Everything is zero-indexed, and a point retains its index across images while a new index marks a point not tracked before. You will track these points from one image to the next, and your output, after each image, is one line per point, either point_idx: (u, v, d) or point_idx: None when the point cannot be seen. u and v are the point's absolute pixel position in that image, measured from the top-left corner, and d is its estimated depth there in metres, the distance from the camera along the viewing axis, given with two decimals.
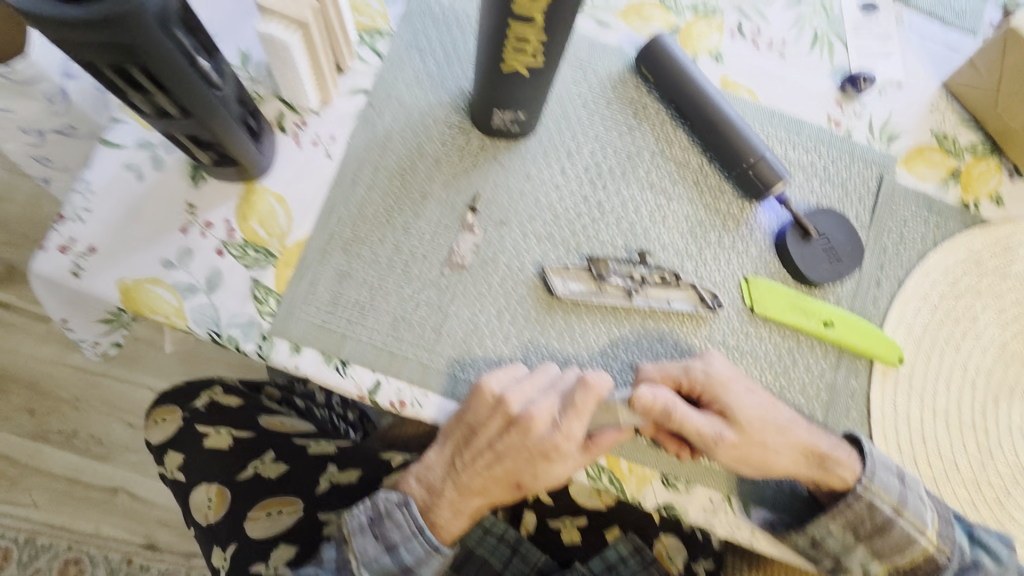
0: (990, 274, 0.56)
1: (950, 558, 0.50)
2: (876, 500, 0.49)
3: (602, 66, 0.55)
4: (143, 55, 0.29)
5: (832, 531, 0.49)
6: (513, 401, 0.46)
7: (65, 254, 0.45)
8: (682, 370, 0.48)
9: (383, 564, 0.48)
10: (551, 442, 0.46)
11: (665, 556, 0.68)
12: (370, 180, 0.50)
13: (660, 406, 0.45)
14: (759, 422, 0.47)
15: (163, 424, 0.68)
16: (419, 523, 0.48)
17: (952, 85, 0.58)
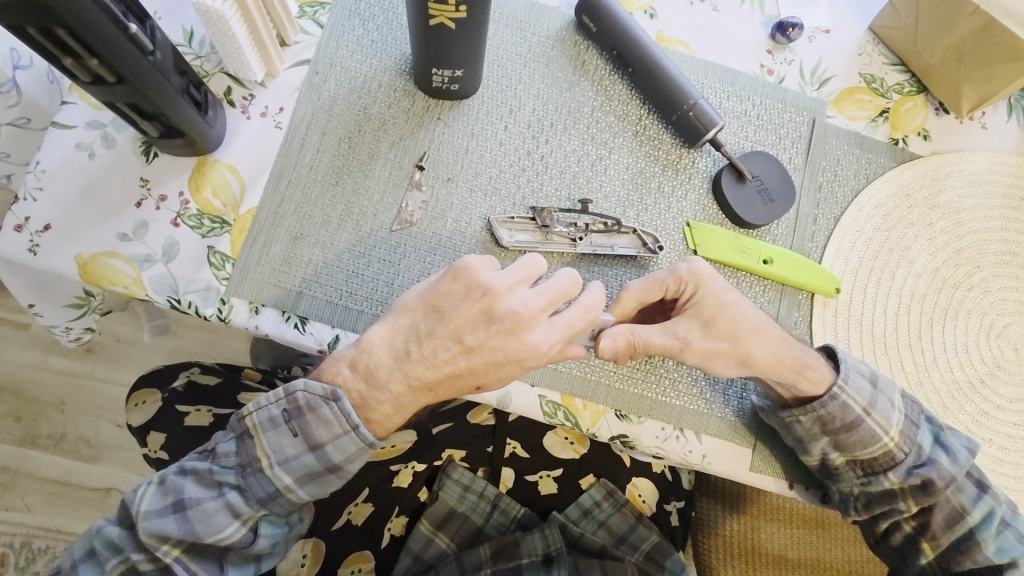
0: (920, 205, 0.59)
1: (907, 454, 0.53)
2: (848, 401, 0.52)
3: (540, 25, 0.57)
4: (59, 11, 0.30)
5: (801, 421, 0.51)
6: (499, 296, 0.44)
7: (21, 233, 0.47)
8: (666, 272, 0.49)
9: (306, 461, 0.48)
10: (535, 345, 0.44)
11: (638, 497, 0.70)
12: (318, 143, 0.52)
13: (623, 343, 0.46)
14: (727, 324, 0.48)
15: (144, 406, 0.70)
16: (351, 420, 0.47)
17: (876, 28, 0.61)
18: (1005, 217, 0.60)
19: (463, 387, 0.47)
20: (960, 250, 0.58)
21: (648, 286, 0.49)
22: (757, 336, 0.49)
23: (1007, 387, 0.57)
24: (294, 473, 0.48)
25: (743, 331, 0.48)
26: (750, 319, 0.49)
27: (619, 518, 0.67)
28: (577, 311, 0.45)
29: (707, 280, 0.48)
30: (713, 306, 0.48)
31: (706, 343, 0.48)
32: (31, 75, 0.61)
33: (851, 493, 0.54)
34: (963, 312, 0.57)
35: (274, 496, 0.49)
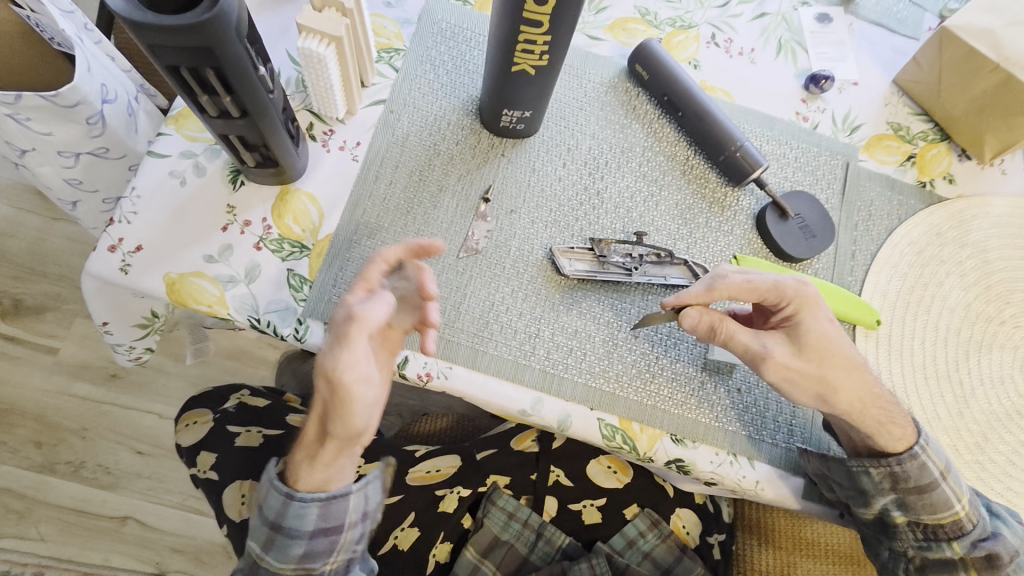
0: (951, 244, 0.62)
1: (975, 525, 0.53)
2: (928, 462, 0.52)
3: (594, 73, 0.62)
4: (221, 56, 0.34)
5: (870, 473, 0.53)
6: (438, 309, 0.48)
7: (115, 253, 0.49)
8: (770, 284, 0.51)
9: (260, 524, 0.52)
10: (329, 313, 0.47)
11: (682, 528, 0.70)
12: (391, 176, 0.55)
13: (705, 324, 0.51)
14: (819, 342, 0.51)
15: (194, 426, 0.69)
16: (269, 474, 0.52)
17: (900, 81, 0.66)
18: None
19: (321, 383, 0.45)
20: (991, 287, 0.61)
21: (751, 285, 0.51)
22: (817, 366, 0.51)
23: None
24: (257, 540, 0.52)
25: (801, 360, 0.51)
26: (812, 344, 0.51)
27: (663, 549, 0.67)
28: (369, 264, 0.48)
29: (805, 295, 0.51)
30: (808, 324, 0.51)
31: (792, 360, 0.50)
32: (115, 109, 0.66)
33: (903, 551, 0.56)
34: (997, 346, 0.60)
35: (257, 565, 0.53)
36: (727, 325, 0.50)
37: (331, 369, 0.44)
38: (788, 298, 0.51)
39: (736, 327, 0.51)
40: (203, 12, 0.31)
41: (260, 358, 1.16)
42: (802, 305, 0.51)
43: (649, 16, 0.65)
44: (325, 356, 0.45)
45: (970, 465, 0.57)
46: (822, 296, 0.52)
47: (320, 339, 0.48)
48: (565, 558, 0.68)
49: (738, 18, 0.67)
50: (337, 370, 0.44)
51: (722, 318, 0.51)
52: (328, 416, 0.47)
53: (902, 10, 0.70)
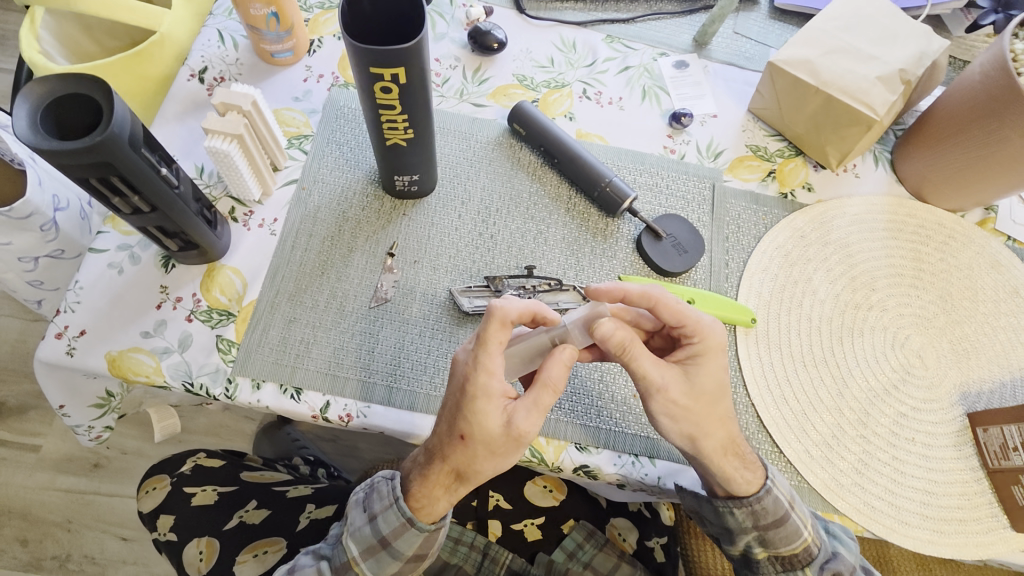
0: (815, 244, 0.70)
1: (819, 549, 0.57)
2: (779, 494, 0.56)
3: (480, 134, 0.71)
4: (120, 167, 0.41)
5: (733, 513, 0.58)
6: (498, 384, 0.50)
7: (61, 339, 0.56)
8: (697, 319, 0.54)
9: (364, 533, 0.56)
10: (489, 383, 0.50)
11: (618, 535, 0.73)
12: (307, 243, 0.63)
13: (618, 336, 0.52)
14: (711, 392, 0.54)
15: (154, 492, 0.72)
16: (395, 494, 0.56)
17: (752, 110, 0.76)
18: (889, 245, 0.71)
19: (452, 437, 0.51)
20: (856, 277, 0.69)
21: (676, 316, 0.55)
22: (704, 405, 0.53)
23: (918, 390, 0.64)
24: (359, 543, 0.56)
25: (689, 400, 0.53)
26: (705, 388, 0.54)
27: (602, 557, 0.68)
28: (491, 325, 0.49)
29: (717, 340, 0.55)
30: (709, 366, 0.54)
31: (681, 399, 0.53)
32: (68, 215, 0.74)
33: None
34: (867, 329, 0.66)
35: (348, 567, 0.57)
36: (635, 350, 0.53)
37: (523, 430, 0.50)
38: (699, 335, 0.55)
39: (639, 352, 0.52)
40: (98, 134, 0.39)
41: (235, 430, 1.21)
42: (709, 346, 0.54)
43: (526, 81, 0.75)
44: (505, 421, 0.50)
45: (855, 439, 0.61)
46: (719, 340, 0.55)
47: (465, 408, 0.50)
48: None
49: (605, 73, 0.77)
50: (491, 401, 0.50)
51: (628, 339, 0.52)
52: (486, 466, 0.51)
53: (749, 49, 0.80)
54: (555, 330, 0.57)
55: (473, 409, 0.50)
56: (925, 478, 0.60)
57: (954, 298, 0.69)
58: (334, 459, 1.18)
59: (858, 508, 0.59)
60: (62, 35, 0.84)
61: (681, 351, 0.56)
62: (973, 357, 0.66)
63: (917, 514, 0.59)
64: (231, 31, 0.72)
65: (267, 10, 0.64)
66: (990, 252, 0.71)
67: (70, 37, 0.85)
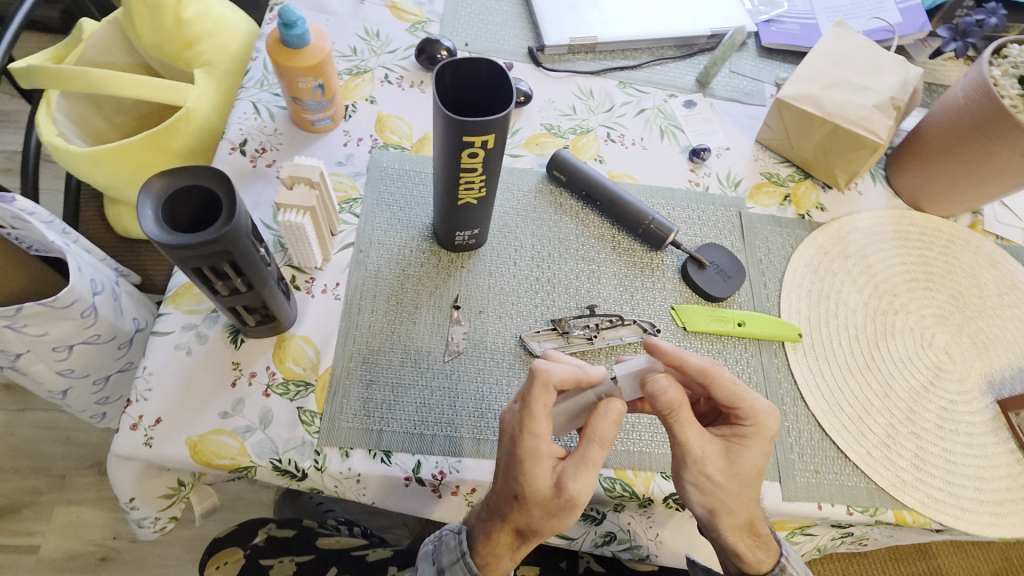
0: (837, 258, 0.76)
1: None
2: (793, 573, 0.61)
3: (521, 183, 0.74)
4: (236, 252, 0.42)
5: None
6: (545, 446, 0.52)
7: (137, 430, 0.54)
8: (755, 410, 0.56)
9: None
10: (537, 447, 0.51)
11: None
12: (372, 305, 0.64)
13: (669, 402, 0.53)
14: (748, 473, 0.56)
15: (226, 566, 0.76)
16: (460, 550, 0.58)
17: (760, 140, 0.82)
18: (900, 253, 0.77)
19: (507, 498, 0.53)
20: (878, 285, 0.75)
21: (732, 395, 0.56)
22: (737, 484, 0.56)
23: (952, 383, 0.70)
24: None
25: (723, 476, 0.56)
26: (743, 469, 0.56)
27: None
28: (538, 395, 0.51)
29: (771, 429, 0.57)
30: (751, 449, 0.56)
31: (719, 473, 0.56)
32: (104, 298, 0.72)
33: None
34: (898, 332, 0.72)
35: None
36: (683, 417, 0.54)
37: (575, 491, 0.52)
38: (752, 420, 0.56)
39: (687, 418, 0.54)
40: (223, 224, 0.40)
41: (258, 502, 1.16)
42: (761, 431, 0.56)
43: (554, 129, 0.79)
44: (556, 482, 0.52)
45: (907, 436, 0.66)
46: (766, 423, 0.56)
47: (517, 468, 0.52)
48: None
49: (624, 117, 0.82)
50: (539, 463, 0.51)
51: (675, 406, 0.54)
52: (541, 524, 0.53)
53: (747, 85, 0.88)
54: (600, 387, 0.58)
55: (525, 469, 0.51)
56: (974, 465, 0.65)
57: (965, 296, 0.76)
58: (364, 519, 1.13)
59: (923, 501, 0.63)
60: (75, 114, 0.83)
61: (729, 426, 0.58)
62: (992, 348, 0.73)
63: (974, 499, 0.64)
64: (266, 102, 0.73)
65: (314, 82, 0.65)
66: (985, 251, 0.79)
67: (82, 116, 0.83)
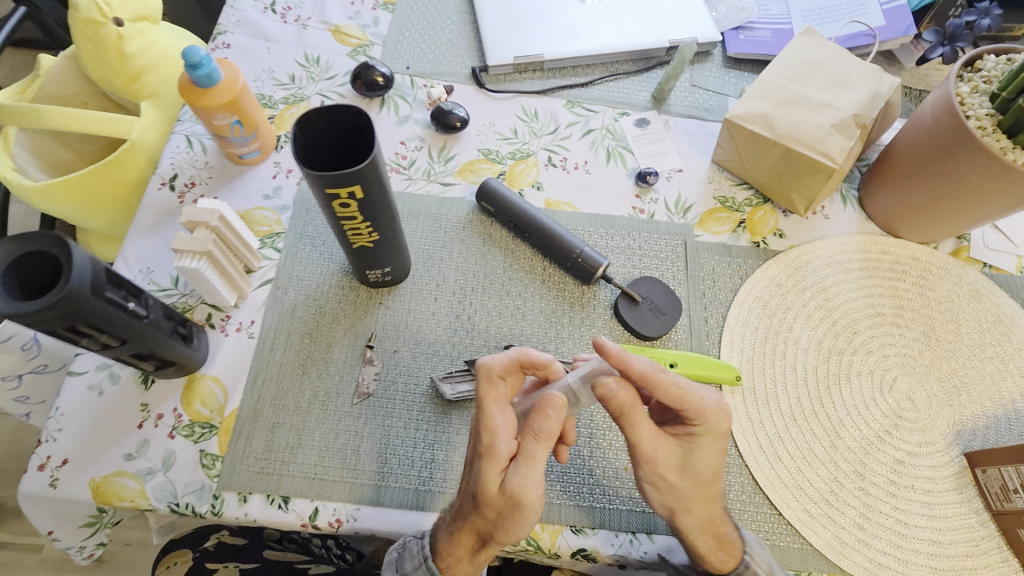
0: (792, 291, 0.70)
1: None
2: (759, 573, 0.54)
3: (451, 214, 0.72)
4: (85, 314, 0.42)
5: None
6: (501, 441, 0.49)
7: (43, 471, 0.56)
8: (706, 409, 0.53)
9: None
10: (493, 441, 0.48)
11: None
12: (285, 344, 0.63)
13: (617, 404, 0.51)
14: (704, 475, 0.53)
15: (174, 566, 0.77)
16: (424, 554, 0.53)
17: (716, 160, 0.77)
18: (865, 285, 0.71)
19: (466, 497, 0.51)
20: (836, 321, 0.69)
21: (678, 400, 0.52)
22: (692, 484, 0.53)
23: (912, 433, 0.63)
24: None
25: (677, 476, 0.53)
26: (697, 470, 0.53)
27: None
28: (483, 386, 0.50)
29: (720, 427, 0.53)
30: (706, 452, 0.53)
31: (674, 476, 0.53)
32: None
33: None
34: (853, 374, 0.66)
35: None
36: (634, 417, 0.52)
37: (523, 491, 0.48)
38: (702, 421, 0.53)
39: (640, 420, 0.52)
40: (59, 291, 0.40)
41: None
42: (711, 431, 0.53)
43: (492, 154, 0.76)
44: (503, 481, 0.49)
45: (855, 492, 0.60)
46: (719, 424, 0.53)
47: (478, 461, 0.49)
48: None
49: (569, 139, 0.78)
50: (497, 459, 0.48)
51: (627, 409, 0.51)
52: (507, 528, 0.49)
53: (707, 100, 0.82)
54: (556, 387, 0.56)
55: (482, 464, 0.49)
56: (929, 527, 0.59)
57: (938, 333, 0.69)
58: None
59: (865, 566, 0.57)
60: (39, 148, 0.86)
61: (681, 427, 0.55)
62: (964, 394, 0.66)
63: (926, 566, 0.58)
64: (199, 135, 0.74)
65: (231, 119, 0.65)
66: (968, 282, 0.72)
67: (45, 148, 0.86)
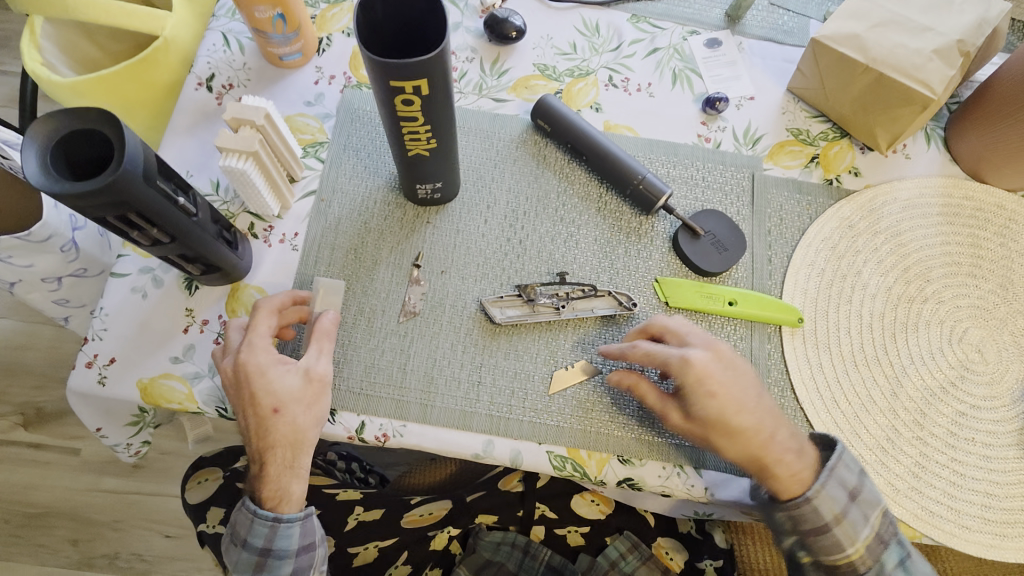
0: (864, 233, 0.66)
1: (870, 567, 0.55)
2: (820, 506, 0.54)
3: (504, 132, 0.67)
4: (137, 202, 0.39)
5: (776, 516, 0.56)
6: (252, 363, 0.52)
7: (91, 368, 0.56)
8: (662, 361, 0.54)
9: (245, 559, 0.54)
10: (248, 363, 0.52)
11: (664, 553, 0.75)
12: (329, 258, 0.61)
13: (626, 378, 0.56)
14: (723, 417, 0.52)
15: (204, 483, 0.77)
16: (251, 509, 0.54)
17: (793, 89, 0.70)
18: (943, 231, 0.66)
19: (266, 416, 0.52)
20: (908, 267, 0.65)
21: (648, 357, 0.55)
22: (708, 430, 0.53)
23: (978, 386, 0.61)
24: (245, 572, 0.54)
25: (695, 426, 0.53)
26: (705, 415, 0.53)
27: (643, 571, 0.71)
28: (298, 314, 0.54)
29: (691, 374, 0.53)
30: (699, 400, 0.53)
31: (690, 425, 0.54)
32: (86, 234, 0.73)
33: None
34: (922, 323, 0.62)
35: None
36: (643, 385, 0.55)
37: (320, 373, 0.53)
38: (679, 376, 0.53)
39: (647, 386, 0.55)
40: (111, 173, 0.37)
41: None
42: (688, 386, 0.53)
43: (548, 70, 0.71)
44: (303, 375, 0.53)
45: (912, 442, 0.58)
46: (708, 367, 0.53)
47: (245, 386, 0.52)
48: (549, 570, 0.76)
49: (632, 58, 0.72)
50: (261, 372, 0.52)
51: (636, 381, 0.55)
52: (316, 425, 0.53)
53: (787, 22, 0.75)
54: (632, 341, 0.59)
55: (251, 377, 0.51)
56: (986, 480, 0.57)
57: (1016, 286, 0.64)
58: None
59: (915, 513, 0.56)
60: (66, 43, 0.81)
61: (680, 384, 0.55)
62: None
63: (978, 518, 0.56)
64: (237, 33, 0.69)
65: (273, 13, 0.60)
66: None
67: (73, 44, 0.82)
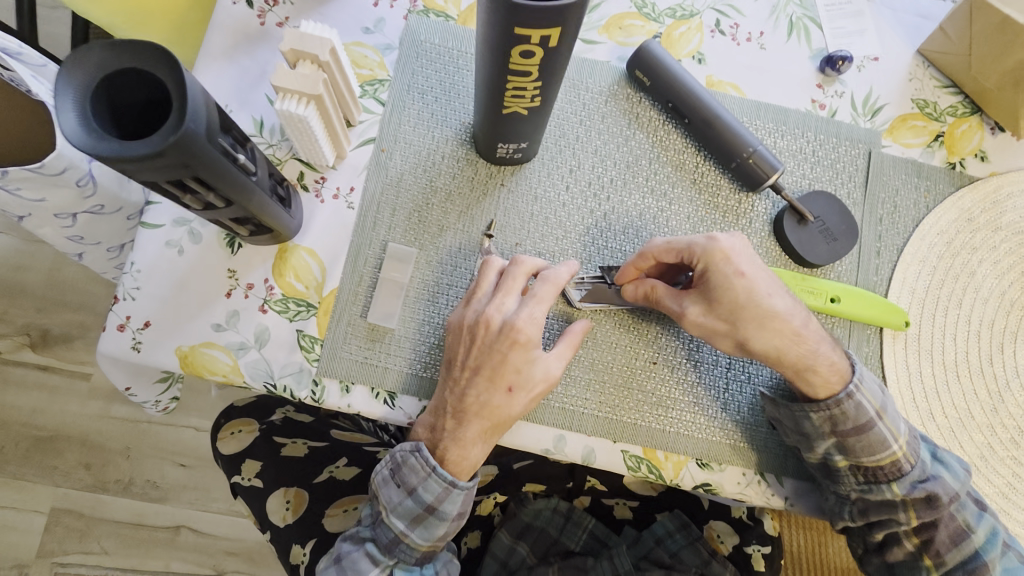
0: (984, 229, 0.59)
1: (913, 466, 0.52)
2: (862, 401, 0.51)
3: (592, 82, 0.58)
4: (200, 166, 0.32)
5: (810, 418, 0.51)
6: (524, 328, 0.50)
7: (124, 331, 0.50)
8: (684, 244, 0.52)
9: (408, 507, 0.52)
10: (520, 332, 0.50)
11: (716, 537, 0.74)
12: (390, 220, 0.53)
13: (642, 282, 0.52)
14: (747, 299, 0.50)
15: (240, 435, 0.74)
16: (431, 464, 0.51)
17: (925, 52, 0.61)
18: None
19: (498, 390, 0.50)
20: None
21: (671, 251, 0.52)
22: (732, 312, 0.50)
23: None
24: (403, 517, 0.52)
25: (716, 316, 0.51)
26: (725, 300, 0.50)
27: (691, 551, 0.71)
28: (546, 288, 0.51)
29: (717, 250, 0.51)
30: (716, 276, 0.50)
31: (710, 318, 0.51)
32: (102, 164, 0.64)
33: (846, 496, 0.53)
34: None
35: (396, 542, 0.53)
36: (659, 287, 0.52)
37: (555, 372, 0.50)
38: (699, 259, 0.51)
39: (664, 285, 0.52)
40: (172, 132, 0.29)
41: None
42: (711, 261, 0.51)
43: (647, 8, 0.60)
44: (545, 371, 0.50)
45: (1005, 461, 0.55)
46: (736, 248, 0.51)
47: (513, 355, 0.50)
48: (593, 538, 0.75)
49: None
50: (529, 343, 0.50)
51: (655, 285, 0.52)
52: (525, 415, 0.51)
53: None
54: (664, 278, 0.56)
55: (519, 354, 0.50)
56: None
57: None
58: None
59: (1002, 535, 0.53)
60: None
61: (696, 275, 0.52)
62: None
63: None
64: None
65: None
66: None
67: None
